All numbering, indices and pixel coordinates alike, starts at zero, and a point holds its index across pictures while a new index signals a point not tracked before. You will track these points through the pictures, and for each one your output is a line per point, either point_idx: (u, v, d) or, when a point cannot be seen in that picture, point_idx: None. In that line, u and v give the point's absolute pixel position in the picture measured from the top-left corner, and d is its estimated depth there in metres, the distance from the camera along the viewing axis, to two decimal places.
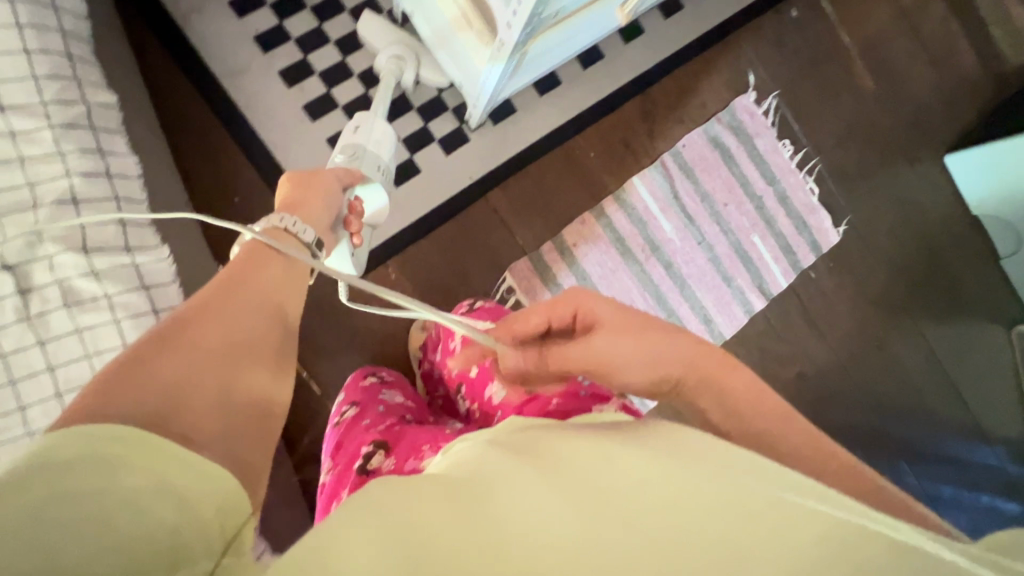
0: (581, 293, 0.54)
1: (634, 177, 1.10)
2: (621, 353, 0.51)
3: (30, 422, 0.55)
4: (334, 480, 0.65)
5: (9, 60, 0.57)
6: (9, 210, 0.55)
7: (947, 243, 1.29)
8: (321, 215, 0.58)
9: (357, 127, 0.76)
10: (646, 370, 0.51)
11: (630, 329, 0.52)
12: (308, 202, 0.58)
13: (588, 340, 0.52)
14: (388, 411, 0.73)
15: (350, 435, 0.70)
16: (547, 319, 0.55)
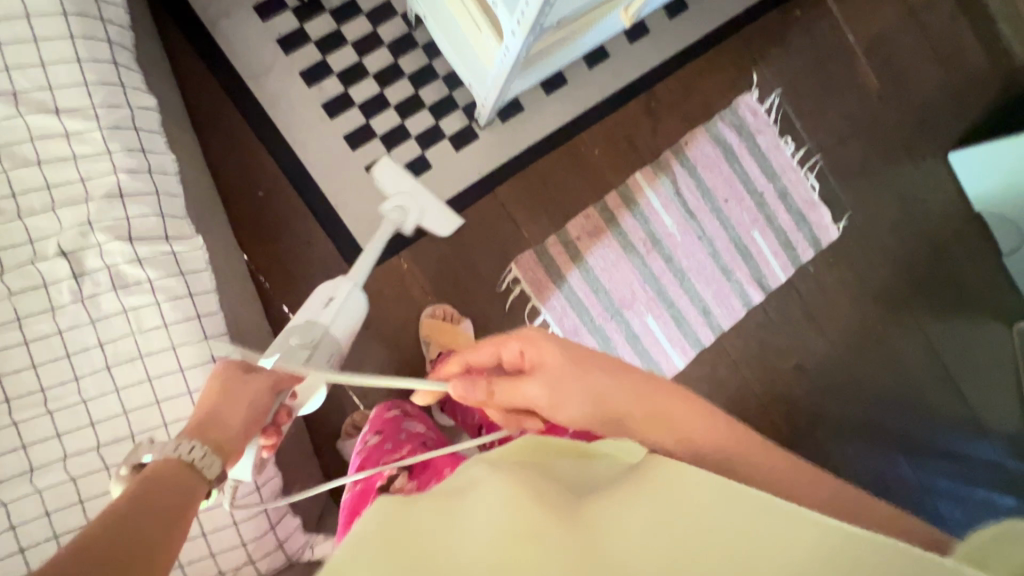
0: (535, 338, 0.59)
1: (637, 174, 1.14)
2: (558, 392, 0.55)
3: (84, 391, 0.62)
4: (356, 497, 0.69)
5: (64, 68, 0.63)
6: (65, 203, 0.62)
7: (949, 240, 1.31)
8: (234, 434, 0.52)
9: (328, 298, 0.80)
10: (590, 403, 0.52)
11: (570, 373, 0.55)
12: (224, 421, 0.52)
13: (529, 384, 0.56)
14: (410, 437, 0.78)
15: (373, 456, 0.74)
16: (496, 355, 0.60)
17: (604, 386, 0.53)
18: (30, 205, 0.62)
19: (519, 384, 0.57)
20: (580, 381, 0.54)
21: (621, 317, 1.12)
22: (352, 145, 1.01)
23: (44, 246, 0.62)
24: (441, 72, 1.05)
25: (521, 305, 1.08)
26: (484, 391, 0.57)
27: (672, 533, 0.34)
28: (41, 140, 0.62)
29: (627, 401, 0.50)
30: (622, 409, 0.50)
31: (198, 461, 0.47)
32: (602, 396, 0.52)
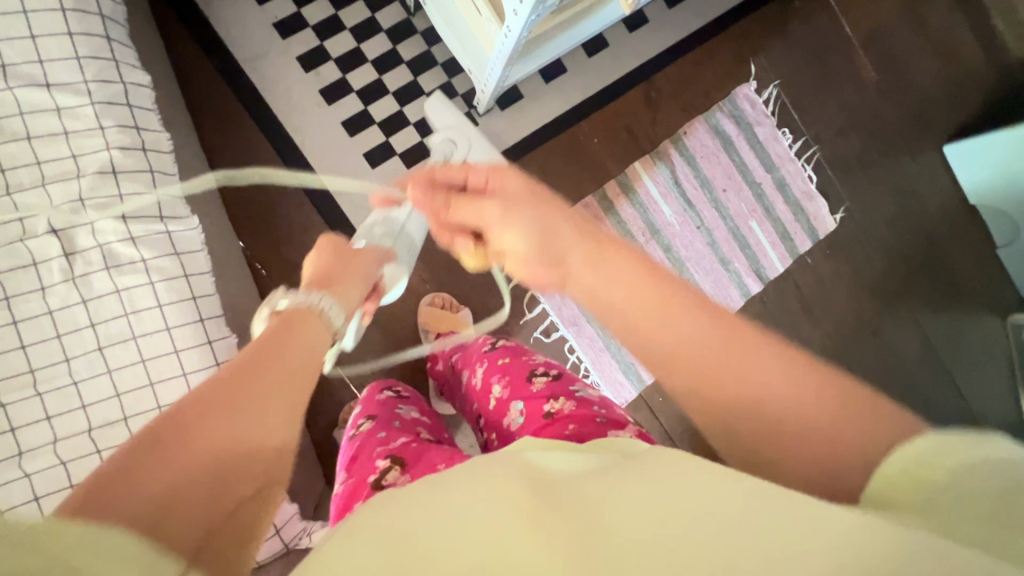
0: (506, 171, 0.56)
1: (636, 163, 1.14)
2: (512, 214, 0.53)
3: (75, 372, 0.61)
4: (347, 493, 0.62)
5: (55, 41, 0.62)
6: (56, 180, 0.61)
7: (943, 232, 1.32)
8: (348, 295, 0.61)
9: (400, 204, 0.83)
10: (539, 226, 0.52)
11: (527, 201, 0.54)
12: (342, 280, 0.62)
13: (484, 201, 0.54)
14: (404, 426, 0.72)
15: (364, 446, 0.68)
16: (463, 181, 0.57)
17: (553, 219, 0.52)
18: (19, 181, 0.60)
19: (476, 202, 0.55)
20: (535, 209, 0.53)
21: None
22: (349, 131, 1.00)
23: (33, 224, 0.60)
24: (440, 58, 1.04)
25: (520, 293, 1.08)
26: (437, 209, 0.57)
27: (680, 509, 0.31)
28: (30, 114, 0.60)
29: (568, 238, 0.50)
30: (560, 244, 0.50)
31: (331, 309, 0.54)
32: (550, 226, 0.52)
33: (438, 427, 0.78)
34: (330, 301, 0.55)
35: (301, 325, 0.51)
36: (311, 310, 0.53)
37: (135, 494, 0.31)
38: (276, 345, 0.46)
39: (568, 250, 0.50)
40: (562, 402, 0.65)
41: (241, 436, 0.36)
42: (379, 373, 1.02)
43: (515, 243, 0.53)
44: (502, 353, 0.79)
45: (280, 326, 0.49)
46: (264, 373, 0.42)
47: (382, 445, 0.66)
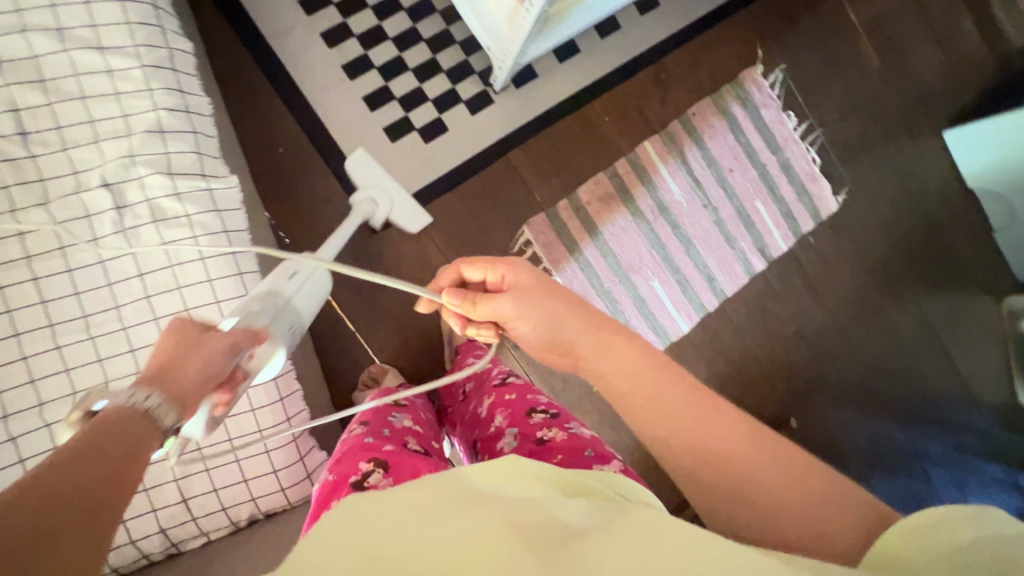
0: (513, 263, 0.68)
1: (645, 143, 1.18)
2: (522, 311, 0.65)
3: (124, 318, 0.65)
4: (326, 488, 0.64)
5: (108, 7, 0.66)
6: (109, 137, 0.65)
7: (941, 215, 1.35)
8: (193, 384, 0.49)
9: (292, 273, 0.70)
10: (548, 321, 0.64)
11: (532, 293, 0.65)
12: (184, 369, 0.50)
13: (499, 301, 0.65)
14: (394, 435, 0.73)
15: (349, 447, 0.70)
16: (484, 272, 0.69)
17: (556, 313, 0.64)
18: (73, 138, 0.64)
19: (491, 298, 0.66)
20: (543, 300, 0.65)
21: (629, 280, 1.15)
22: (371, 106, 1.04)
23: (87, 178, 0.64)
24: (459, 37, 1.08)
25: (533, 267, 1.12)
26: (462, 304, 0.67)
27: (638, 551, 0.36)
28: (85, 75, 0.64)
29: (573, 328, 0.64)
30: (567, 335, 0.64)
31: (159, 410, 0.45)
32: (555, 319, 0.64)
33: (427, 439, 0.79)
34: (158, 401, 0.45)
35: (119, 436, 0.42)
36: (132, 418, 0.43)
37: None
38: (85, 455, 0.38)
39: (574, 339, 0.64)
40: (555, 433, 0.70)
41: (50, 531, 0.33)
42: (397, 340, 1.06)
43: (529, 331, 0.66)
44: (510, 389, 0.83)
45: (103, 427, 0.41)
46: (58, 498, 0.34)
47: (370, 448, 0.67)
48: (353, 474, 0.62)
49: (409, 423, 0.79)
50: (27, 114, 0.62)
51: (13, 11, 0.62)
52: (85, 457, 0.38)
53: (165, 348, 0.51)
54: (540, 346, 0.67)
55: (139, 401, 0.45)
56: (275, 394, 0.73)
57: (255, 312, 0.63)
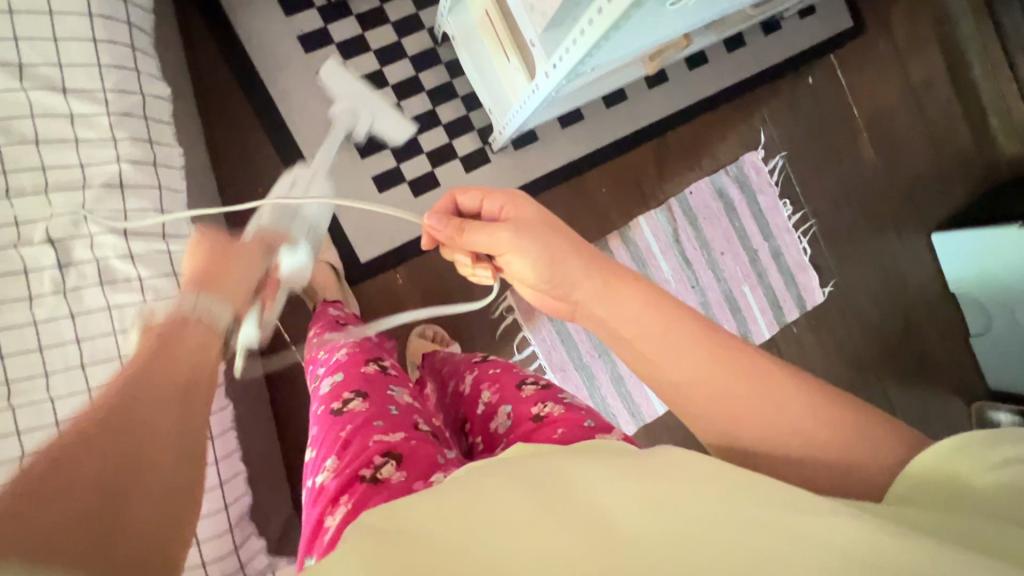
0: (520, 198, 0.65)
1: (640, 219, 1.16)
2: (520, 246, 0.61)
3: (52, 388, 0.58)
4: (335, 487, 0.57)
5: (77, 46, 0.60)
6: (59, 188, 0.59)
7: (920, 316, 1.36)
8: (236, 291, 0.52)
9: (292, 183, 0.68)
10: (546, 263, 0.61)
11: (534, 229, 0.62)
12: (221, 279, 0.52)
13: (496, 231, 0.62)
14: (395, 405, 0.67)
15: (352, 423, 0.63)
16: (482, 200, 0.66)
17: (558, 252, 0.60)
18: (21, 185, 0.58)
19: (490, 226, 0.62)
20: (544, 236, 0.61)
21: (608, 356, 1.12)
22: (361, 153, 1.00)
23: (30, 231, 0.58)
24: (462, 92, 1.04)
25: (512, 332, 1.08)
26: (452, 228, 0.64)
27: (689, 522, 0.34)
28: (42, 118, 0.59)
29: (575, 272, 0.60)
30: (568, 282, 0.60)
31: (208, 310, 0.48)
32: (555, 258, 0.60)
33: (431, 414, 0.71)
34: (207, 301, 0.48)
35: (186, 336, 0.45)
36: (187, 324, 0.46)
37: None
38: (159, 362, 0.41)
39: (574, 285, 0.60)
40: (552, 407, 0.66)
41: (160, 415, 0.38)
42: None
43: (526, 270, 0.62)
44: (494, 364, 0.80)
45: (170, 334, 0.45)
46: (137, 406, 0.37)
47: (379, 436, 0.61)
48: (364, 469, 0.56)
49: (410, 398, 0.71)
50: None
51: None
52: (159, 360, 0.42)
53: (197, 259, 0.53)
54: (536, 287, 0.64)
55: (190, 307, 0.48)
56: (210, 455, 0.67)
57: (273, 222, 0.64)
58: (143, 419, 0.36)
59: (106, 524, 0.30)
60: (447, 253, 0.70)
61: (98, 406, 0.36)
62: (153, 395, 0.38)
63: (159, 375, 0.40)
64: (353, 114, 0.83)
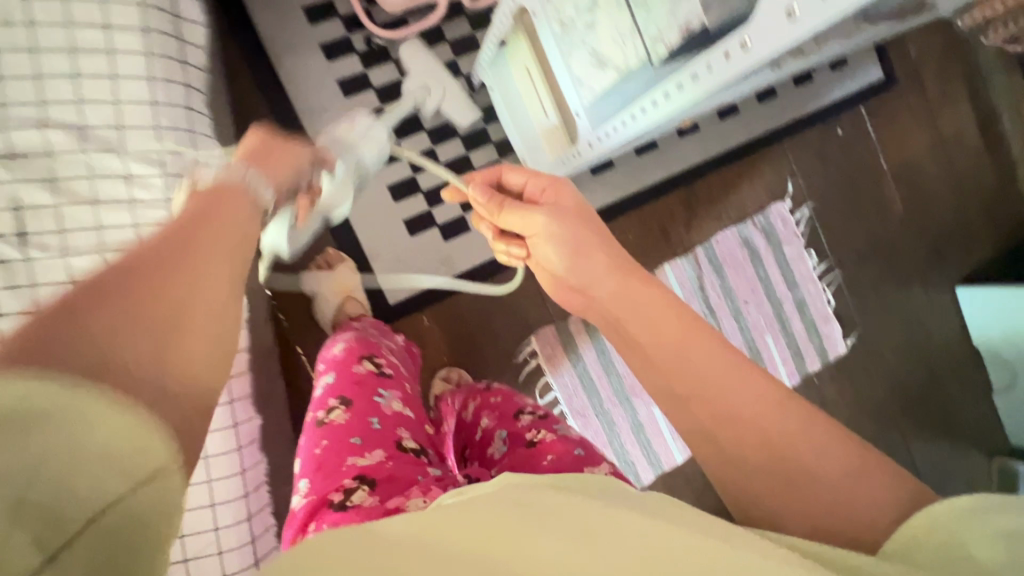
0: (563, 185, 0.66)
1: (665, 266, 1.16)
2: (554, 228, 0.62)
3: None
4: (307, 506, 0.61)
5: (139, 110, 0.62)
6: (114, 247, 0.60)
7: (943, 369, 1.34)
8: (285, 177, 0.48)
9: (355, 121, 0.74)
10: (570, 254, 0.62)
11: (568, 219, 0.63)
12: (268, 165, 0.47)
13: (530, 213, 0.63)
14: (381, 421, 0.69)
15: (333, 443, 0.66)
16: (525, 182, 0.67)
17: (586, 244, 0.61)
18: (76, 243, 0.59)
19: (525, 208, 0.63)
20: (575, 227, 0.62)
21: (629, 403, 1.11)
22: (395, 196, 1.02)
23: None
24: (495, 137, 1.05)
25: (534, 377, 1.08)
26: (494, 205, 0.65)
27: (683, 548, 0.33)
28: (101, 179, 0.60)
29: (599, 269, 0.60)
30: (587, 279, 0.61)
31: (252, 180, 0.43)
32: (582, 248, 0.61)
33: (420, 425, 0.73)
34: (258, 174, 0.44)
35: (228, 205, 0.40)
36: (232, 190, 0.41)
37: (44, 371, 0.24)
38: (201, 217, 0.36)
39: (593, 279, 0.60)
40: (544, 434, 0.68)
41: (188, 284, 0.31)
42: None
43: (552, 256, 0.63)
44: (496, 393, 0.81)
45: (217, 194, 0.40)
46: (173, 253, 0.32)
47: (352, 459, 0.63)
48: (335, 493, 0.59)
49: (398, 408, 0.72)
50: (31, 215, 0.58)
51: (34, 103, 0.58)
52: (200, 220, 0.36)
53: (250, 141, 0.49)
54: (558, 275, 0.64)
55: (239, 174, 0.43)
56: (244, 513, 0.66)
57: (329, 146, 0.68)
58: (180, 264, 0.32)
59: (136, 359, 0.27)
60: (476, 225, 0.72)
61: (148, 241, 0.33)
62: (187, 246, 0.33)
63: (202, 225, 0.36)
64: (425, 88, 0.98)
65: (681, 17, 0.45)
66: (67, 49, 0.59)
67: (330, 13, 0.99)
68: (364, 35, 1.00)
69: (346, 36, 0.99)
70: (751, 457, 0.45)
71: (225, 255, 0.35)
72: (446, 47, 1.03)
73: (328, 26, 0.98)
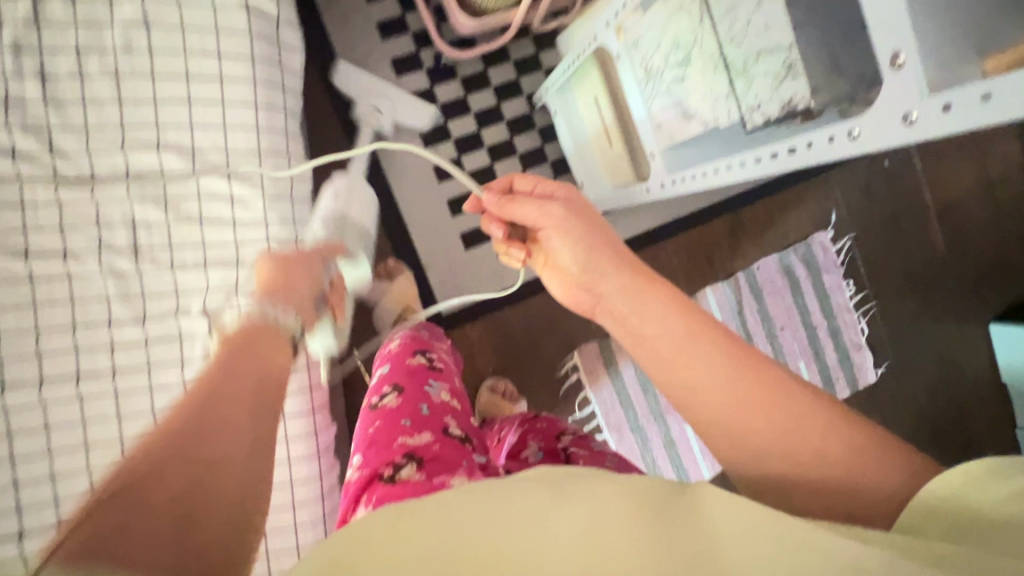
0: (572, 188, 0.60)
1: (707, 288, 1.18)
2: (567, 226, 0.55)
3: None
4: (358, 480, 0.61)
5: (243, 134, 0.66)
6: (216, 264, 0.65)
7: (970, 404, 1.36)
8: (301, 294, 0.57)
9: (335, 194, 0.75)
10: (581, 253, 0.54)
11: (582, 216, 0.56)
12: (294, 283, 0.58)
13: (542, 206, 0.55)
14: (432, 413, 0.68)
15: (386, 427, 0.65)
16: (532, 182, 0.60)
17: (602, 240, 0.54)
18: (183, 259, 0.64)
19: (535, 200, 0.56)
20: (589, 225, 0.55)
21: (662, 420, 1.15)
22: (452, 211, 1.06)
23: (188, 302, 0.64)
24: (552, 156, 1.08)
25: (574, 391, 1.12)
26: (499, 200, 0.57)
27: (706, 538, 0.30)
28: (207, 198, 0.64)
29: (610, 269, 0.53)
30: (600, 287, 0.54)
31: (280, 315, 0.53)
32: (597, 245, 0.54)
33: (468, 417, 0.72)
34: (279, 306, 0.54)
35: (262, 342, 0.50)
36: (260, 322, 0.52)
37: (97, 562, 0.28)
38: (211, 399, 0.41)
39: (603, 281, 0.54)
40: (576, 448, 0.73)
41: (220, 441, 0.38)
42: None
43: (563, 253, 0.55)
44: (541, 420, 0.82)
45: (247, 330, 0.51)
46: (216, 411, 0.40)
47: (403, 438, 0.62)
48: (386, 468, 0.58)
49: (448, 398, 0.72)
50: (146, 230, 0.63)
51: (152, 126, 0.62)
52: (216, 400, 0.41)
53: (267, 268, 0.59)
54: (571, 276, 0.56)
55: (265, 310, 0.53)
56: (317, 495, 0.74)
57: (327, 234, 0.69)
58: (225, 426, 0.39)
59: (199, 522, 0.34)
60: (483, 224, 0.61)
61: (167, 427, 0.38)
62: (216, 423, 0.39)
63: (226, 403, 0.41)
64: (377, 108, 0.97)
65: (785, 93, 0.48)
66: (182, 77, 0.63)
67: (402, 30, 1.01)
68: (432, 52, 1.03)
69: (416, 51, 1.02)
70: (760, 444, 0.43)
71: (246, 409, 0.42)
72: (510, 67, 1.06)
73: (400, 43, 1.01)
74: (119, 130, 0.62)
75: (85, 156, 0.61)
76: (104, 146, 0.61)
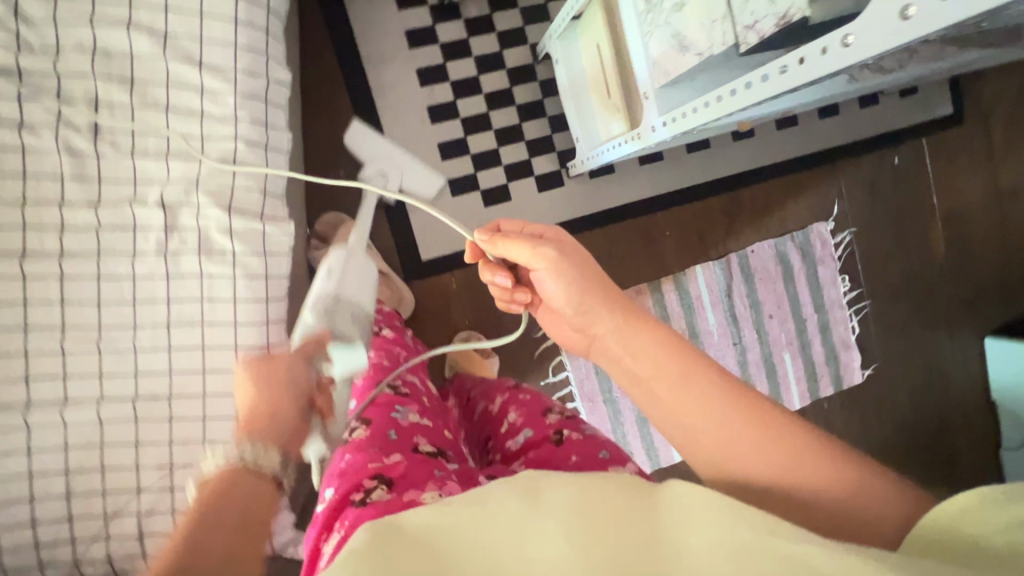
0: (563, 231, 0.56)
1: (696, 267, 1.15)
2: (564, 270, 0.51)
3: (138, 340, 0.62)
4: (324, 517, 0.52)
5: (220, 26, 0.63)
6: (179, 156, 0.63)
7: (954, 418, 1.32)
8: (277, 429, 0.46)
9: (330, 272, 0.62)
10: (575, 291, 0.51)
11: (572, 257, 0.52)
12: (267, 419, 0.47)
13: (538, 247, 0.51)
14: (402, 438, 0.59)
15: (352, 457, 0.56)
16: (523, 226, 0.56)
17: (595, 281, 0.52)
18: (145, 146, 0.62)
19: (531, 241, 0.51)
20: (583, 268, 0.52)
21: None
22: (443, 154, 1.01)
23: (146, 194, 0.62)
24: (551, 112, 1.05)
25: (550, 355, 1.09)
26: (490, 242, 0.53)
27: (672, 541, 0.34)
28: (176, 89, 0.62)
29: (602, 305, 0.51)
30: (594, 326, 0.52)
31: (254, 462, 0.44)
32: (592, 287, 0.51)
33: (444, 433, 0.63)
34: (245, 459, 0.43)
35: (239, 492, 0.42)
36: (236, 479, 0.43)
37: None
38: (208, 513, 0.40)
39: (596, 321, 0.51)
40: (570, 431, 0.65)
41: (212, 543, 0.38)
42: None
43: (557, 292, 0.52)
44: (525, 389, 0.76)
45: (228, 481, 0.42)
46: None
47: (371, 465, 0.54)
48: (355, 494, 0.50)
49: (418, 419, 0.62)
50: (109, 112, 0.61)
51: (125, 4, 0.60)
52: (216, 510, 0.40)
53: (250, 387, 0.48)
54: (564, 313, 0.53)
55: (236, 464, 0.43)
56: None
57: (318, 322, 0.56)
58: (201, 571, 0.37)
59: None
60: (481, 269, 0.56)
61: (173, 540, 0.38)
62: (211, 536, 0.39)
63: (221, 517, 0.40)
64: (383, 174, 0.93)
65: (780, 7, 0.45)
66: None
67: None
68: None
69: None
70: (756, 481, 0.42)
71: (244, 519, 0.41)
72: (516, 14, 1.03)
73: None
74: (89, 3, 0.59)
75: (51, 25, 0.58)
76: (71, 17, 0.58)
